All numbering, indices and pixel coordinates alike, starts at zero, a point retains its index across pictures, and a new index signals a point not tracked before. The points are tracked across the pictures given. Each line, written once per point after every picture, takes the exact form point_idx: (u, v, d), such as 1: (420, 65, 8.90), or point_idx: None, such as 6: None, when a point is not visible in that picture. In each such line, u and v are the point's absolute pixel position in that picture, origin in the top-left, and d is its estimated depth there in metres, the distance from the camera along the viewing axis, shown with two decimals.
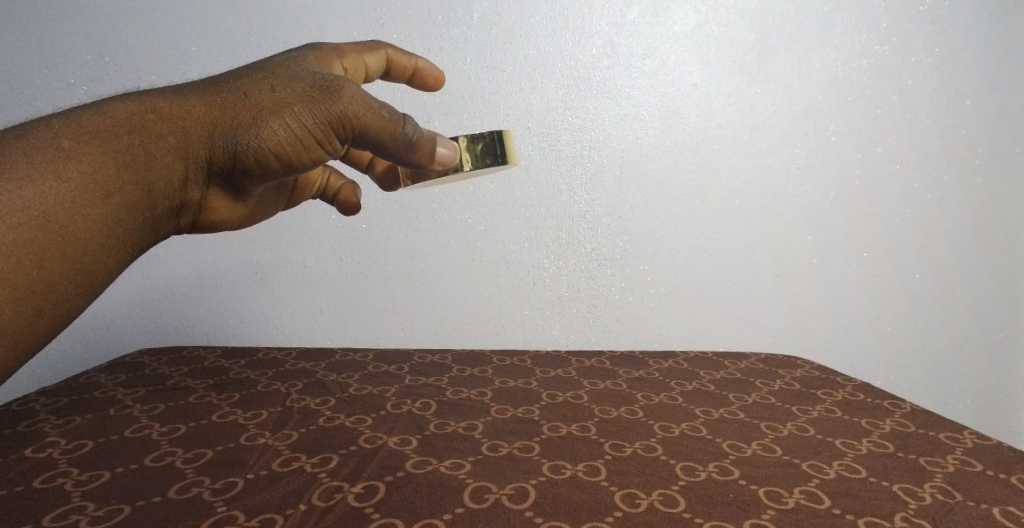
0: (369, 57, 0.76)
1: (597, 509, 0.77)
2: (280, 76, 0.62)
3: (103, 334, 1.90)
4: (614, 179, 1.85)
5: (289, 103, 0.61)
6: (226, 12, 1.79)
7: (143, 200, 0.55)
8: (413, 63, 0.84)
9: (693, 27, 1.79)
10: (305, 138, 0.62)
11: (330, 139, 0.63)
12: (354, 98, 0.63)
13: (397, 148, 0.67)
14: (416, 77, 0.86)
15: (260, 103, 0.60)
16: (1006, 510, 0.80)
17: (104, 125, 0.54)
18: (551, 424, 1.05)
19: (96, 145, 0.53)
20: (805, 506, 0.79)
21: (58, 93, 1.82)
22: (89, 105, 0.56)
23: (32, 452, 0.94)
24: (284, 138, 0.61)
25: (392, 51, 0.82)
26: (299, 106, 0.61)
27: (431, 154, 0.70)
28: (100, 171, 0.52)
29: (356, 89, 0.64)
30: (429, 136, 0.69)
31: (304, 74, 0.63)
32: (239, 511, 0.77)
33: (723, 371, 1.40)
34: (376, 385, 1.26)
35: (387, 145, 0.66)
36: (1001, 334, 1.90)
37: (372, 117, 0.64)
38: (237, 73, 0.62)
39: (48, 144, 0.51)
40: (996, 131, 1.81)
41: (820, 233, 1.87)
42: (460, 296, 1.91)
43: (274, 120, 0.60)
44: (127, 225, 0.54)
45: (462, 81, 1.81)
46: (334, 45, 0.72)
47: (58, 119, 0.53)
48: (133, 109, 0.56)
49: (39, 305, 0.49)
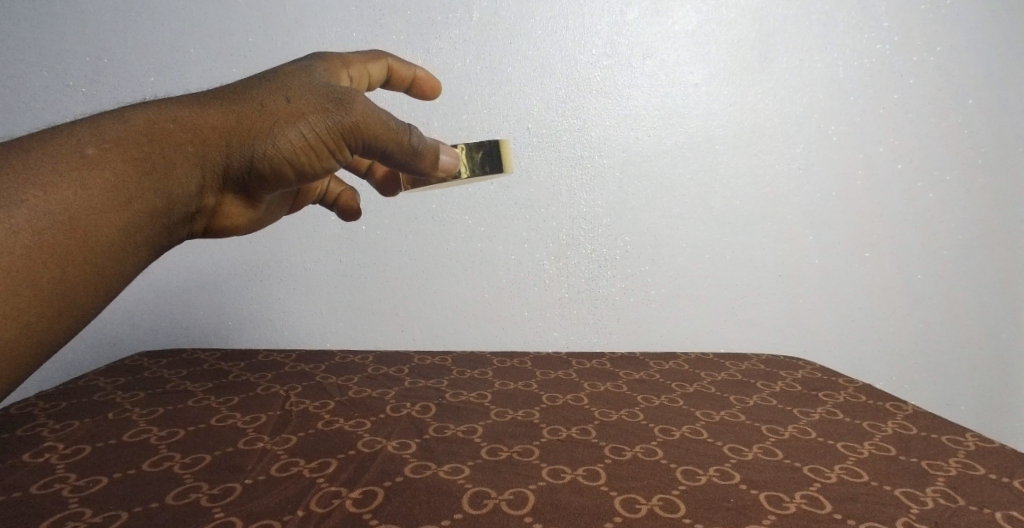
0: (373, 67, 0.76)
1: (597, 516, 0.77)
2: (295, 87, 0.62)
3: (105, 335, 1.91)
4: (615, 180, 1.84)
5: (304, 114, 0.62)
6: (223, 12, 1.78)
7: (162, 205, 0.55)
8: (412, 73, 0.84)
9: (693, 27, 1.78)
10: (319, 148, 0.63)
11: (341, 148, 0.64)
12: (365, 110, 0.64)
13: (407, 151, 0.68)
14: (414, 86, 0.86)
15: (277, 114, 0.60)
16: (1009, 515, 0.79)
17: (125, 134, 0.53)
18: (551, 427, 1.05)
19: (119, 153, 0.52)
20: (806, 511, 0.79)
21: (58, 95, 1.81)
22: (107, 112, 0.55)
23: (30, 457, 0.94)
24: (298, 147, 0.61)
25: (392, 60, 0.82)
26: (313, 117, 0.62)
27: (433, 158, 0.71)
28: (121, 178, 0.52)
29: (366, 100, 0.65)
30: (431, 142, 0.70)
31: (316, 85, 0.64)
32: (237, 518, 0.76)
33: (723, 373, 1.40)
34: (375, 388, 1.25)
35: (392, 153, 0.67)
36: (1005, 335, 1.90)
37: (379, 128, 0.65)
38: (252, 82, 0.62)
39: (72, 152, 0.51)
40: (1003, 131, 1.80)
41: (820, 232, 1.86)
42: (461, 296, 1.90)
43: (289, 130, 0.61)
44: (146, 228, 0.54)
45: (462, 81, 1.81)
46: (341, 53, 0.72)
47: (79, 126, 0.53)
48: (151, 117, 0.55)
49: (57, 307, 0.49)
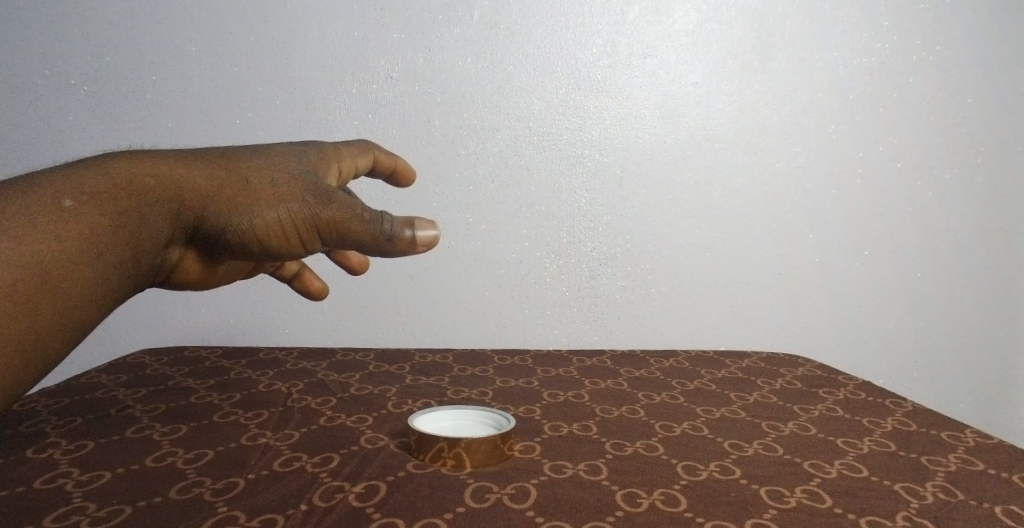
0: (360, 161, 0.78)
1: (599, 508, 0.77)
2: (280, 170, 0.65)
3: (105, 333, 1.92)
4: (615, 178, 1.85)
5: (283, 198, 0.64)
6: (225, 11, 1.79)
7: (132, 256, 0.56)
8: (394, 162, 0.85)
9: (693, 25, 1.79)
10: (290, 232, 0.65)
11: (312, 237, 0.66)
12: (343, 205, 0.65)
13: (360, 236, 0.65)
14: (394, 176, 0.87)
15: (256, 191, 0.63)
16: (1009, 508, 0.79)
17: (108, 185, 0.55)
18: (552, 423, 1.06)
19: (100, 205, 0.54)
20: (807, 505, 0.79)
21: (59, 94, 1.82)
22: (94, 161, 0.57)
23: (33, 453, 0.94)
24: (270, 226, 0.64)
25: (379, 153, 0.83)
26: (290, 202, 0.64)
27: (409, 244, 0.66)
28: (98, 230, 0.53)
29: (348, 198, 0.66)
30: (404, 221, 0.66)
31: (299, 170, 0.67)
32: (240, 511, 0.76)
33: (723, 370, 1.40)
34: (376, 385, 1.26)
35: (367, 248, 0.66)
36: (1005, 333, 1.90)
37: (355, 222, 0.65)
38: (241, 156, 0.65)
39: (53, 199, 0.51)
40: (1000, 130, 1.82)
41: (820, 230, 1.86)
42: (461, 295, 1.90)
43: (265, 209, 0.63)
44: (114, 279, 0.54)
45: (463, 79, 1.81)
46: (333, 147, 0.73)
47: (65, 174, 0.54)
48: (135, 172, 0.58)
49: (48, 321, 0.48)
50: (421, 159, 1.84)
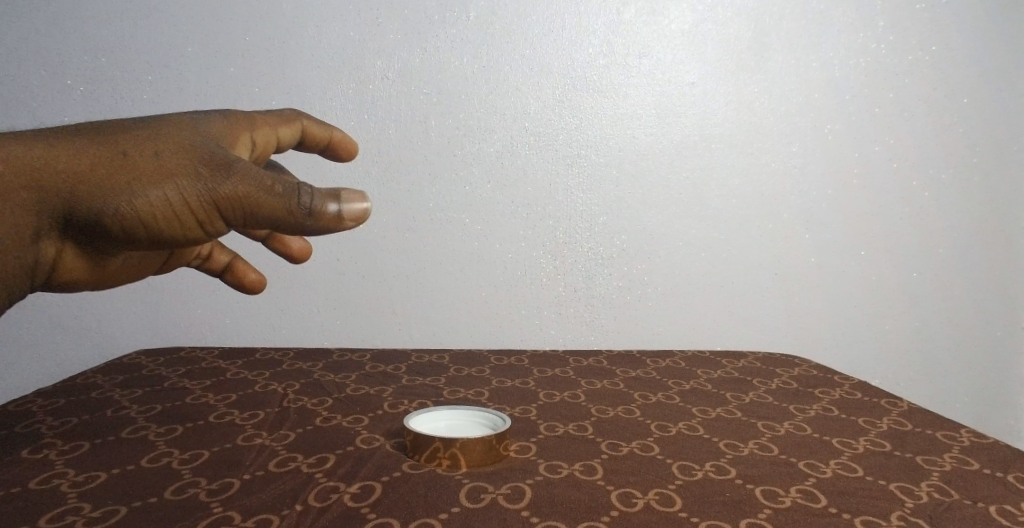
0: (283, 130, 0.73)
1: (594, 508, 0.77)
2: (171, 140, 0.56)
3: (102, 334, 1.91)
4: (612, 178, 1.85)
5: (173, 173, 0.55)
6: (221, 11, 1.79)
7: None
8: (327, 133, 0.82)
9: (690, 25, 1.80)
10: (182, 213, 0.56)
11: (212, 217, 0.57)
12: (245, 178, 0.56)
13: (274, 211, 0.56)
14: (330, 148, 0.84)
15: (139, 168, 0.54)
16: (1003, 508, 0.79)
17: None
18: (548, 423, 1.06)
19: None
20: (802, 505, 0.79)
21: (55, 94, 1.82)
22: None
23: (29, 453, 0.94)
24: (158, 207, 0.55)
25: (308, 122, 0.80)
26: (179, 178, 0.55)
27: (334, 219, 0.58)
28: None
29: (251, 168, 0.57)
30: (327, 193, 0.58)
31: (196, 140, 0.57)
32: (235, 512, 0.76)
33: (719, 370, 1.40)
34: (372, 385, 1.26)
35: (282, 226, 0.57)
36: (1001, 333, 1.91)
37: (263, 196, 0.55)
38: (121, 126, 0.56)
39: None
40: (996, 130, 1.82)
41: (816, 230, 1.87)
42: (458, 295, 1.90)
43: (151, 189, 0.54)
44: None
45: (460, 79, 1.81)
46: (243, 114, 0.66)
47: None
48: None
49: None
50: (418, 159, 1.84)
